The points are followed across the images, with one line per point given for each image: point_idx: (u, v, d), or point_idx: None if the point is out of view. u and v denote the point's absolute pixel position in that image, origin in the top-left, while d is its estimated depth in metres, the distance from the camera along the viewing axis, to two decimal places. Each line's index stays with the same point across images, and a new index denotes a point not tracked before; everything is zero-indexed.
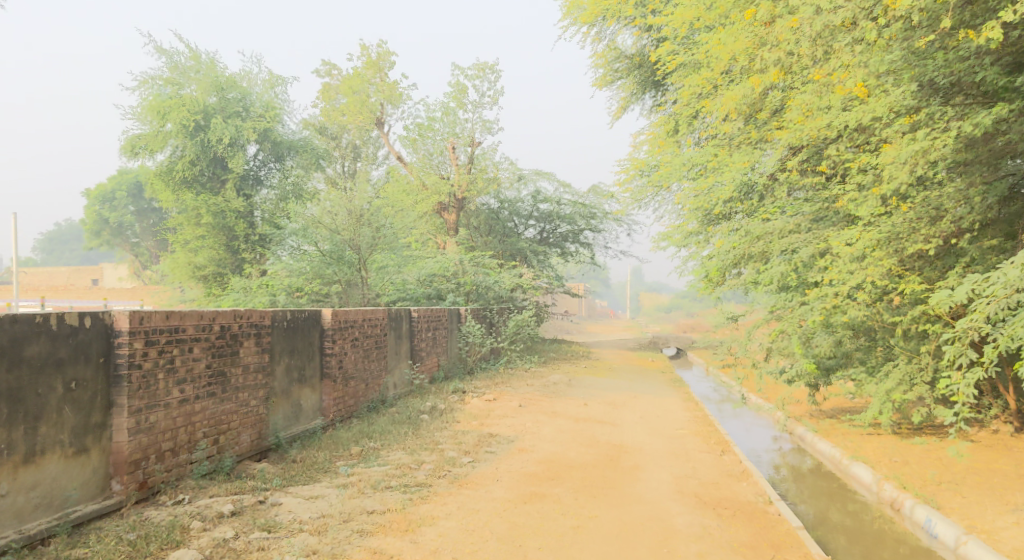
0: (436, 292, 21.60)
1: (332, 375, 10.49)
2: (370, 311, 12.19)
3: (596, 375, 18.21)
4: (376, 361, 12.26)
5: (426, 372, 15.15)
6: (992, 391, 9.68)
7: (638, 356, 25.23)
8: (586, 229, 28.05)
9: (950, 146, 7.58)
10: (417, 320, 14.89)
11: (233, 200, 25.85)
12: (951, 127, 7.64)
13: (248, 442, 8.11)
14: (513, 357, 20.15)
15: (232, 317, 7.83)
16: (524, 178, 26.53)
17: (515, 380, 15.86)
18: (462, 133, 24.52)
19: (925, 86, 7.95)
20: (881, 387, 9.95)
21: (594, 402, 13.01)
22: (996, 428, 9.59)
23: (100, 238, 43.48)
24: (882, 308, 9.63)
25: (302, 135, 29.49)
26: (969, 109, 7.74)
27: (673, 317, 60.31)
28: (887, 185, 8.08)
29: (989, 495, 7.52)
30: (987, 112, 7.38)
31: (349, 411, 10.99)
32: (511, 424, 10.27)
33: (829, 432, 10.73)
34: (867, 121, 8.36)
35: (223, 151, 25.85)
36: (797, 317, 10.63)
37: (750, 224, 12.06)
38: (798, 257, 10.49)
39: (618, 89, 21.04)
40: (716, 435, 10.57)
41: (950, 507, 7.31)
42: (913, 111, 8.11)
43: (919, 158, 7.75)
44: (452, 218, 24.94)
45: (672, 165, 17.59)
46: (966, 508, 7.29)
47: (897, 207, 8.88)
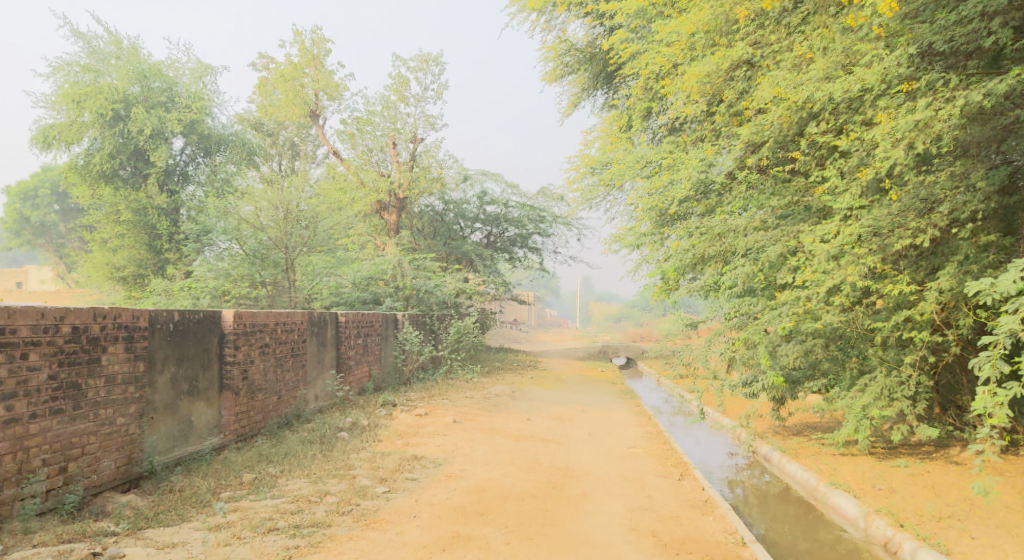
0: (373, 296, 20.14)
1: (234, 388, 9.02)
2: (285, 313, 10.75)
3: (543, 386, 16.99)
4: (291, 371, 10.80)
5: (354, 384, 13.69)
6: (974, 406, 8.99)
7: (587, 365, 24.11)
8: (536, 233, 26.93)
9: (956, 118, 6.83)
10: (344, 324, 13.45)
11: (156, 196, 23.91)
12: (955, 97, 6.92)
13: (113, 469, 6.55)
14: (455, 368, 18.78)
15: (90, 317, 6.31)
16: (470, 177, 25.32)
17: (453, 392, 14.53)
18: (403, 128, 23.07)
19: (924, 54, 7.26)
20: (857, 402, 9.03)
21: (538, 416, 11.77)
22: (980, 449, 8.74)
23: (20, 238, 40.61)
24: (860, 313, 8.82)
25: (234, 129, 27.69)
26: (975, 79, 7.00)
27: (624, 326, 59.59)
28: (882, 166, 7.37)
29: (1001, 538, 6.56)
30: (999, 79, 6.64)
31: (255, 428, 9.55)
32: (440, 444, 8.94)
33: (798, 452, 9.68)
34: (854, 92, 7.62)
35: (144, 143, 23.92)
36: (763, 324, 9.67)
37: (710, 222, 11.16)
38: (765, 256, 9.69)
39: (569, 84, 19.94)
40: (674, 456, 9.42)
41: (961, 553, 6.38)
42: (910, 80, 7.43)
43: (918, 131, 7.03)
44: (393, 218, 23.48)
45: (625, 162, 16.45)
46: (978, 554, 6.35)
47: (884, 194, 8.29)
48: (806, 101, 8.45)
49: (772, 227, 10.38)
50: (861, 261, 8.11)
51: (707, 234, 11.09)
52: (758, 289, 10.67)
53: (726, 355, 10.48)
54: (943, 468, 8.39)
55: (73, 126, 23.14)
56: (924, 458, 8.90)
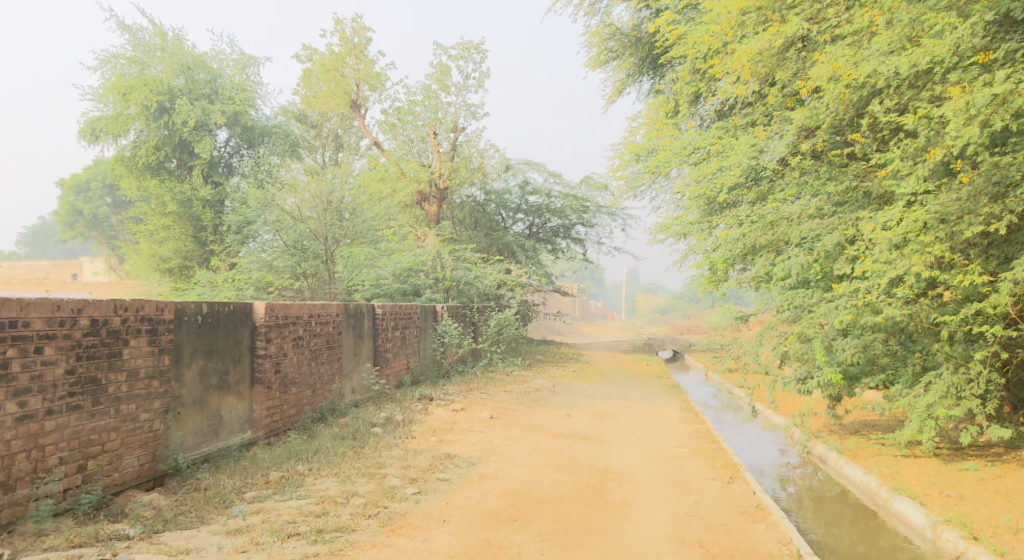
0: (412, 287, 19.90)
1: (266, 382, 8.80)
2: (319, 304, 10.51)
3: (585, 380, 16.57)
4: (327, 364, 10.59)
5: (392, 377, 13.47)
6: None
7: (631, 359, 23.55)
8: (579, 223, 26.43)
9: None
10: (382, 317, 13.22)
11: (200, 188, 24.10)
12: None
13: (136, 467, 6.36)
14: (495, 360, 18.48)
15: (110, 309, 6.12)
16: (512, 167, 24.90)
17: (492, 386, 14.20)
18: (444, 118, 22.74)
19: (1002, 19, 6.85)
20: (921, 400, 8.44)
21: (579, 412, 11.34)
22: None
23: (74, 230, 41.56)
24: (925, 306, 8.22)
25: (277, 121, 27.78)
26: None
27: (668, 319, 58.57)
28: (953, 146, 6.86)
29: None
30: None
31: (288, 423, 9.34)
32: (476, 441, 8.60)
33: (856, 454, 9.09)
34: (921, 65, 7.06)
35: (189, 135, 24.08)
36: (819, 317, 9.09)
37: (762, 209, 10.60)
38: (821, 245, 9.14)
39: (613, 70, 19.37)
40: (723, 457, 8.91)
41: None
42: (985, 51, 7.02)
43: (996, 106, 6.56)
44: (433, 209, 23.23)
45: (671, 149, 15.85)
46: None
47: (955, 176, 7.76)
48: (868, 77, 7.90)
49: (829, 215, 9.77)
50: (926, 250, 7.58)
51: (758, 222, 10.51)
52: (813, 280, 10.06)
53: (778, 351, 9.92)
54: (1017, 473, 7.75)
55: (120, 118, 23.40)
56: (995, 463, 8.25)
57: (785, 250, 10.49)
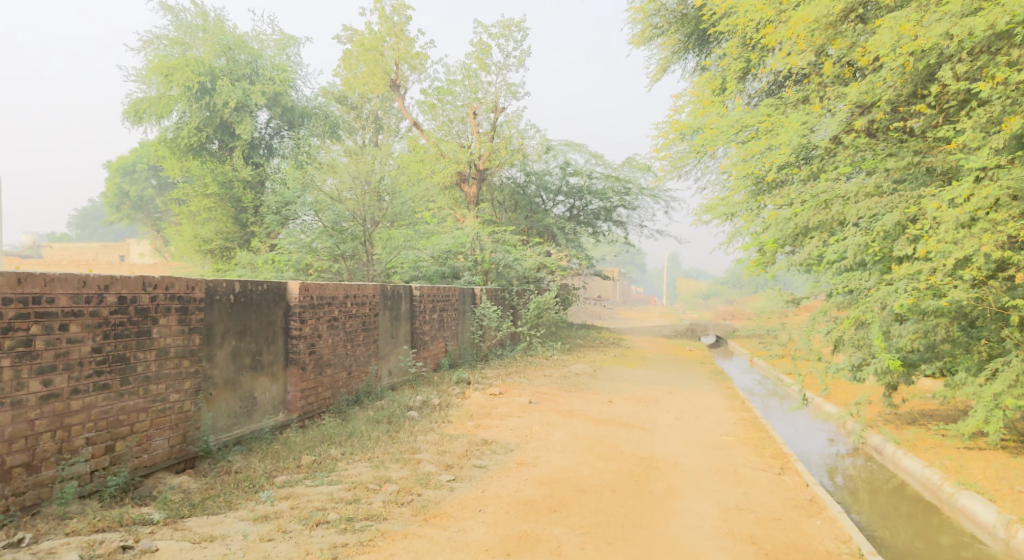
0: (451, 270, 19.65)
1: (300, 363, 8.64)
2: (356, 285, 10.32)
3: (627, 365, 16.17)
4: (363, 346, 10.40)
5: (429, 360, 13.27)
6: None
7: (673, 344, 23.02)
8: (620, 206, 25.91)
9: None
10: (420, 299, 13.00)
11: (241, 169, 24.18)
12: None
13: (166, 448, 6.21)
14: (534, 344, 18.18)
15: (139, 287, 5.95)
16: (553, 148, 24.46)
17: (531, 370, 13.91)
18: (484, 98, 22.38)
19: None
20: (988, 390, 7.91)
21: (620, 398, 10.98)
22: None
23: (121, 211, 42.42)
24: (994, 291, 7.69)
25: (317, 102, 27.72)
26: None
27: (711, 304, 57.57)
28: None
29: None
30: None
31: (323, 405, 9.18)
32: (514, 427, 8.30)
33: (916, 445, 8.58)
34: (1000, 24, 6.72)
35: (230, 116, 24.14)
36: (877, 300, 8.56)
37: (816, 187, 10.07)
38: (880, 225, 8.61)
39: (658, 47, 18.77)
40: (773, 446, 8.48)
41: None
42: None
43: None
44: (473, 190, 22.94)
45: (717, 127, 15.28)
46: None
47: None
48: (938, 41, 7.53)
49: (889, 193, 9.22)
50: (995, 230, 7.14)
51: (812, 202, 9.98)
52: (871, 262, 9.53)
53: (832, 336, 9.43)
54: None
55: (163, 100, 23.55)
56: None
57: (841, 231, 9.96)
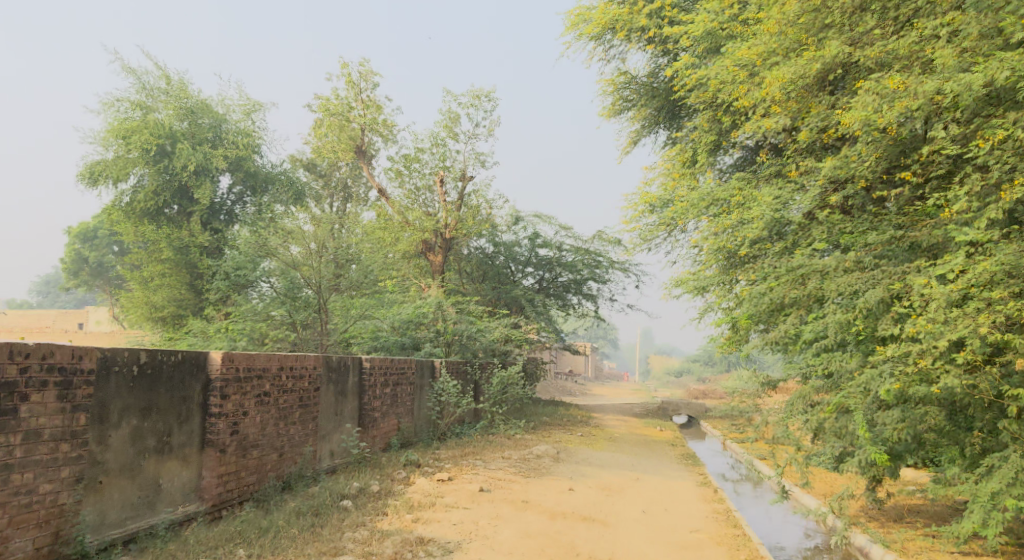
0: (411, 341, 18.47)
1: (218, 444, 7.64)
2: (294, 356, 9.40)
3: (594, 446, 15.21)
4: (299, 425, 9.41)
5: (379, 439, 12.26)
6: None
7: (644, 424, 22.04)
8: (591, 279, 25.35)
9: None
10: (371, 372, 12.11)
11: (198, 234, 23.29)
12: None
13: (31, 550, 5.39)
14: (497, 422, 17.16)
15: (4, 357, 5.25)
16: (522, 219, 24.02)
17: (489, 451, 12.92)
18: (452, 166, 21.99)
19: None
20: (984, 488, 7.23)
21: (583, 486, 10.07)
22: None
23: (78, 278, 41.06)
24: (987, 379, 7.14)
25: (283, 168, 27.14)
26: None
27: (684, 381, 56.62)
28: None
29: None
30: None
31: (245, 492, 8.14)
32: (459, 521, 7.35)
33: (907, 549, 7.76)
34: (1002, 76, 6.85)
35: (189, 180, 23.40)
36: (861, 384, 7.92)
37: (794, 262, 9.54)
38: (862, 302, 8.04)
39: (627, 120, 18.53)
40: (747, 546, 7.59)
41: None
42: None
43: None
44: (438, 259, 21.89)
45: (687, 200, 14.81)
46: None
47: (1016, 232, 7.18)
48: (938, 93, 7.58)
49: (870, 269, 8.68)
50: (993, 310, 6.78)
51: (787, 276, 9.46)
52: (851, 343, 8.89)
53: (813, 424, 8.69)
54: None
55: (120, 162, 22.84)
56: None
57: (818, 309, 9.35)
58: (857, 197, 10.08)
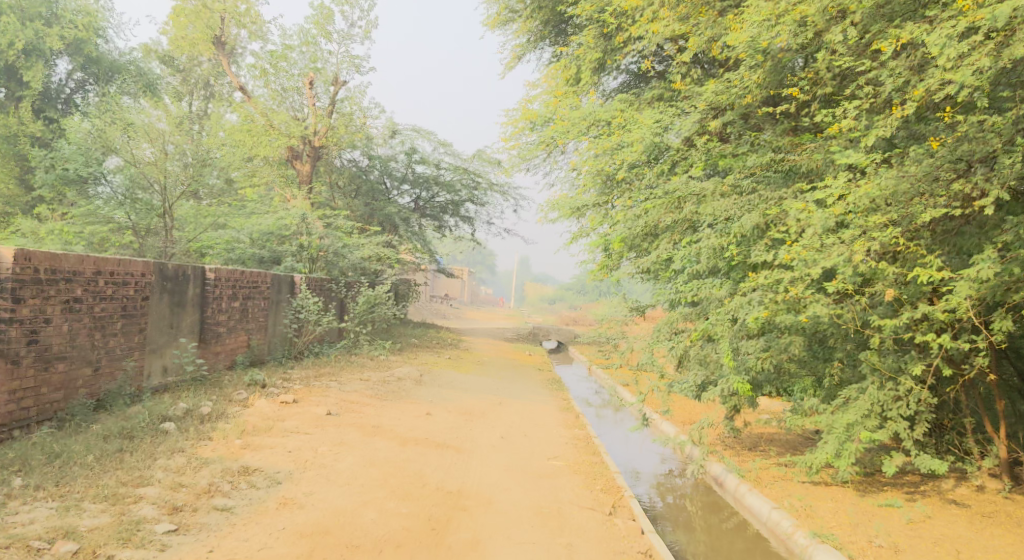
0: (270, 254, 16.81)
1: (8, 355, 6.52)
2: (116, 259, 8.13)
3: (460, 370, 14.72)
4: (120, 337, 8.21)
5: (222, 356, 11.17)
6: (973, 430, 7.78)
7: (514, 348, 21.84)
8: (468, 200, 24.54)
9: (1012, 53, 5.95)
10: (216, 282, 10.94)
11: (29, 123, 20.43)
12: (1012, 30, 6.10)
13: None
14: (361, 343, 16.31)
15: None
16: (399, 132, 22.72)
17: (346, 372, 12.13)
18: (324, 68, 20.30)
19: None
20: (840, 419, 7.27)
21: (441, 410, 9.52)
22: (970, 505, 7.19)
23: None
24: (851, 310, 7.15)
25: (131, 57, 24.22)
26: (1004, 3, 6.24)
27: (557, 309, 57.48)
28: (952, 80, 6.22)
29: None
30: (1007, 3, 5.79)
31: (46, 411, 6.99)
32: (298, 447, 6.63)
33: (761, 479, 7.88)
34: None
35: (17, 61, 20.38)
36: (729, 312, 7.73)
37: (672, 185, 9.16)
38: (738, 226, 7.79)
39: (513, 33, 17.53)
40: (605, 476, 7.31)
41: None
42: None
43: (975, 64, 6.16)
44: (305, 168, 20.48)
45: (569, 119, 14.15)
46: None
47: (895, 160, 7.18)
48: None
49: (747, 194, 8.43)
50: (868, 238, 6.74)
51: (664, 199, 9.10)
52: (722, 270, 8.68)
53: (678, 352, 8.48)
54: (941, 525, 6.79)
55: None
56: (924, 507, 7.15)
57: (693, 234, 9.06)
58: (737, 123, 9.80)
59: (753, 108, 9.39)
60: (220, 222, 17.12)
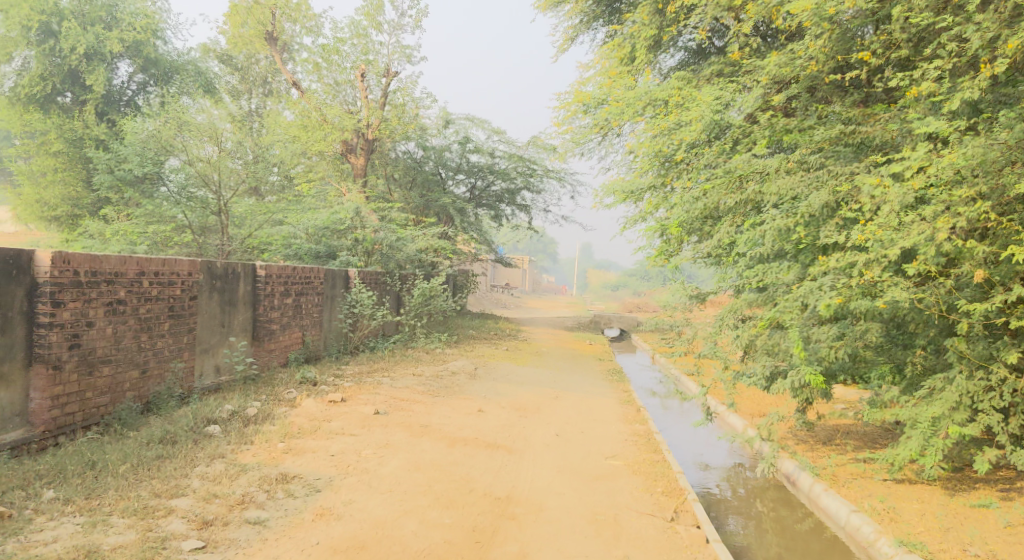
0: (326, 249, 16.63)
1: (49, 360, 6.47)
2: (161, 259, 8.02)
3: (517, 362, 14.37)
4: (168, 337, 8.14)
5: (276, 353, 11.09)
6: None
7: (574, 338, 21.36)
8: (525, 188, 24.11)
9: None
10: (268, 279, 10.84)
11: (94, 126, 20.91)
12: None
13: None
14: (417, 336, 16.13)
15: None
16: (453, 122, 22.43)
17: (400, 367, 11.93)
18: (375, 60, 20.12)
19: None
20: (925, 412, 6.63)
21: (494, 406, 9.18)
22: None
23: None
24: (936, 292, 6.51)
25: (189, 57, 24.60)
26: None
27: (620, 296, 56.63)
28: None
29: None
30: None
31: (92, 416, 6.95)
32: (341, 449, 6.39)
33: (837, 477, 7.30)
34: None
35: (80, 65, 20.85)
36: (798, 298, 7.14)
37: (733, 163, 8.57)
38: (806, 205, 7.19)
39: (565, 13, 16.97)
40: (666, 476, 6.83)
41: None
42: None
43: None
44: (359, 161, 20.15)
45: (623, 99, 13.56)
46: None
47: (983, 125, 6.49)
48: None
49: (815, 171, 7.79)
50: (953, 213, 6.10)
51: (725, 179, 8.51)
52: (790, 253, 8.05)
53: (744, 342, 7.92)
54: None
55: None
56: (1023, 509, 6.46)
57: (757, 216, 8.46)
58: (802, 96, 9.14)
59: (821, 79, 8.72)
60: (276, 218, 17.17)
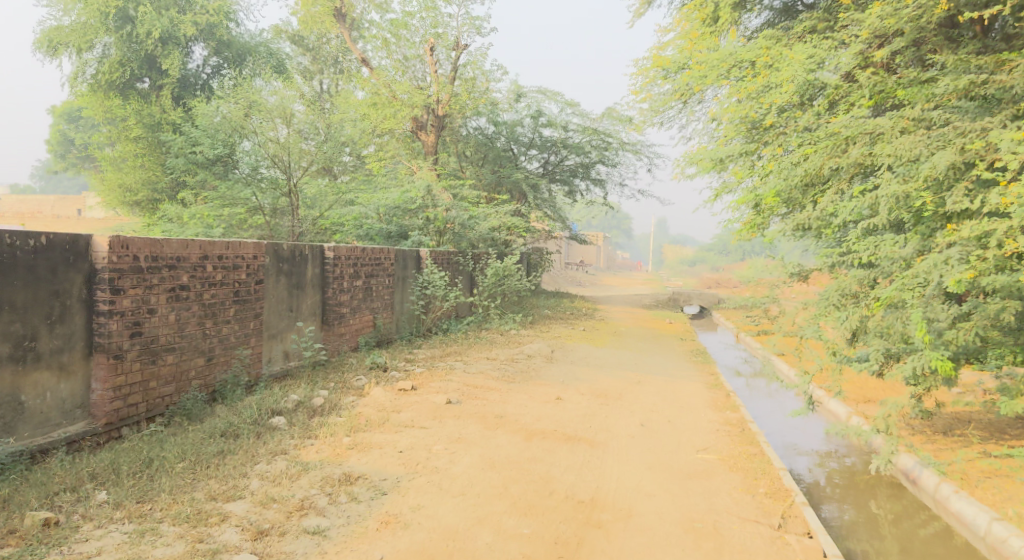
0: (398, 230, 16.00)
1: (110, 350, 6.23)
2: (224, 242, 7.69)
3: (595, 343, 13.69)
4: (234, 323, 7.86)
5: (347, 337, 10.76)
6: None
7: (653, 316, 20.50)
8: (599, 161, 23.24)
9: None
10: (337, 261, 10.49)
11: (171, 110, 21.18)
12: None
13: None
14: (491, 316, 15.65)
15: None
16: (525, 95, 21.74)
17: (473, 350, 11.46)
18: (445, 32, 19.54)
19: None
20: None
21: (573, 393, 8.58)
22: None
23: (65, 159, 38.77)
24: None
25: (261, 38, 24.71)
26: None
27: (697, 271, 54.99)
28: None
29: None
30: None
31: (156, 406, 6.72)
32: (410, 445, 5.92)
33: (968, 475, 6.41)
34: None
35: (156, 49, 21.09)
36: (923, 274, 6.22)
37: (839, 123, 7.63)
38: (929, 167, 6.24)
39: None
40: (768, 474, 6.08)
41: None
42: None
43: None
44: (430, 139, 19.92)
45: (707, 61, 12.55)
46: None
47: None
48: None
49: (937, 127, 6.82)
50: None
51: (829, 141, 7.59)
52: (908, 223, 7.10)
53: (853, 325, 6.97)
54: None
55: (79, 29, 20.54)
56: None
57: (866, 181, 7.52)
58: (908, 51, 8.61)
59: (928, 31, 8.20)
60: (348, 198, 16.94)
